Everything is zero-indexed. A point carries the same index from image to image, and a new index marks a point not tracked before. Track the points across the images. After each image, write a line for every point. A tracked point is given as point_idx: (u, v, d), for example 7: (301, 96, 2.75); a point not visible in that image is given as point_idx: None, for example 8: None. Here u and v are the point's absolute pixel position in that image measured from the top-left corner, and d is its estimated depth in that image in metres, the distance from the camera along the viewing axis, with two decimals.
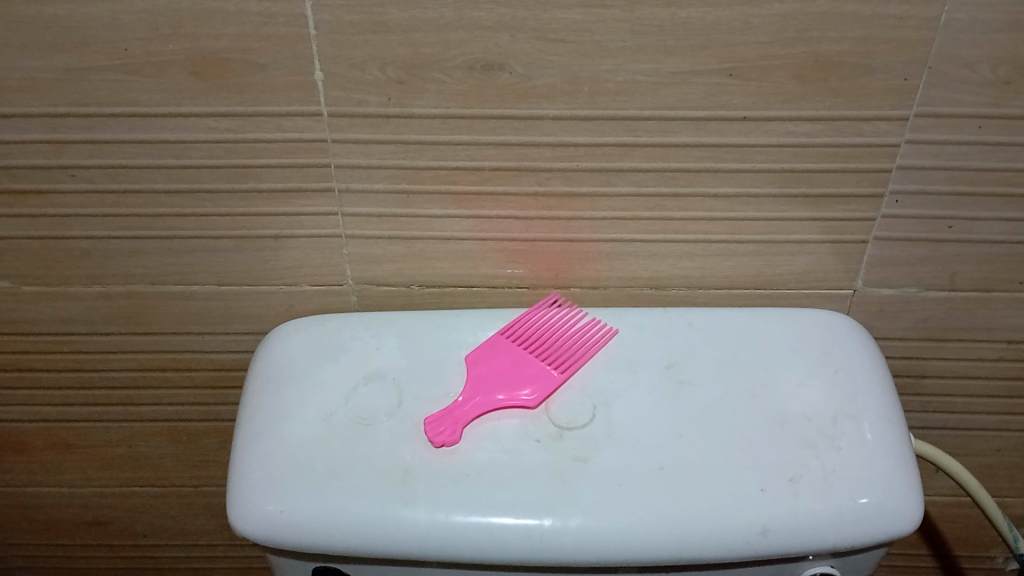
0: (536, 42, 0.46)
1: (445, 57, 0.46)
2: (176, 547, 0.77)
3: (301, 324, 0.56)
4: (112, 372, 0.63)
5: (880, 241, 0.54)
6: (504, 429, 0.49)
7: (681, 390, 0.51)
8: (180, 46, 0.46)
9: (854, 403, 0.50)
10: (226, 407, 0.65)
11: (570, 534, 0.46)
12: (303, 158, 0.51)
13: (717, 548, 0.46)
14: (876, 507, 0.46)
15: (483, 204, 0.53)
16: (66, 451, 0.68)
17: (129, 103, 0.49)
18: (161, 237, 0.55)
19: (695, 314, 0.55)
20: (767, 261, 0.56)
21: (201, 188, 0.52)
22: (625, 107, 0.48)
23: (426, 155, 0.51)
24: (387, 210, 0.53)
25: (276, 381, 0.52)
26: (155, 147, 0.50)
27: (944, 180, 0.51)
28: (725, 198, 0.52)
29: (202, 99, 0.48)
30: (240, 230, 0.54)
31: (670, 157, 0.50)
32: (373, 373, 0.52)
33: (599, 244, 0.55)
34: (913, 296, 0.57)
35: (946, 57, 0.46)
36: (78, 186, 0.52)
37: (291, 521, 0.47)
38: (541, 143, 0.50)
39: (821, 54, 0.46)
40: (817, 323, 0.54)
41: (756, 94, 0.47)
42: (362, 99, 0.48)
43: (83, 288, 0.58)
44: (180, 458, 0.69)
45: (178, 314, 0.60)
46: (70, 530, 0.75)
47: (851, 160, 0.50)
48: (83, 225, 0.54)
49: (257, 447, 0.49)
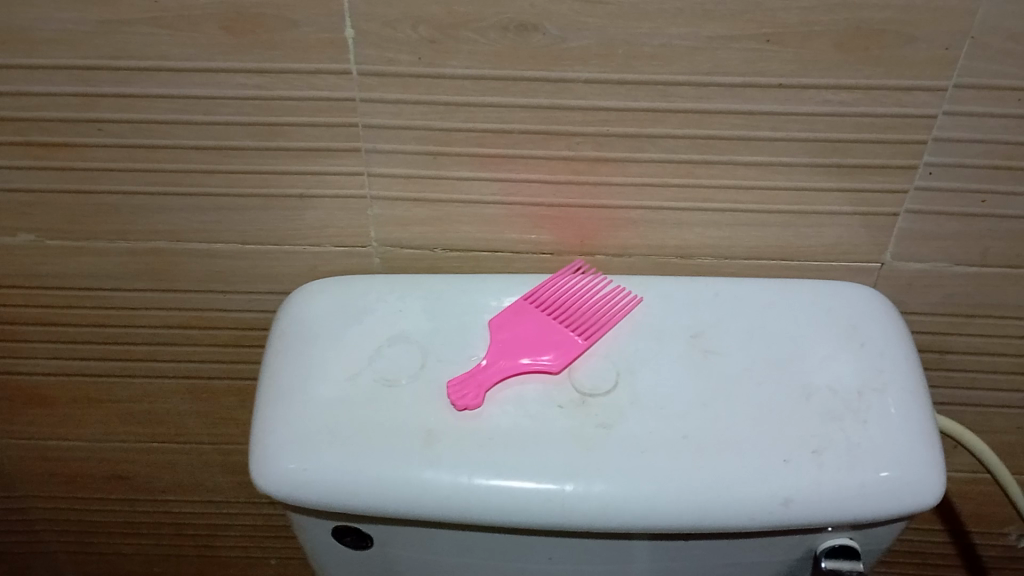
0: (572, 3, 0.45)
1: (479, 16, 0.46)
2: (196, 503, 0.78)
3: (325, 285, 0.55)
4: (135, 328, 0.63)
5: (912, 214, 0.54)
6: (528, 394, 0.49)
7: (707, 359, 0.51)
8: (211, 0, 0.46)
9: (880, 377, 0.50)
10: (248, 366, 0.66)
11: (591, 499, 0.46)
12: (333, 117, 0.50)
13: (739, 518, 0.46)
14: (899, 481, 0.46)
15: (512, 168, 0.53)
16: (88, 406, 0.69)
17: (159, 58, 0.48)
18: (187, 195, 0.55)
19: (721, 284, 0.54)
20: (795, 233, 0.55)
21: (229, 145, 0.52)
22: (660, 72, 0.48)
23: (456, 116, 0.50)
24: (414, 170, 0.53)
25: (301, 341, 0.52)
26: (184, 102, 0.50)
27: (980, 154, 0.50)
28: (757, 167, 0.52)
29: (233, 55, 0.48)
30: (266, 189, 0.54)
31: (704, 124, 0.50)
32: (397, 335, 0.52)
33: (626, 211, 0.55)
34: (942, 271, 0.57)
35: (990, 28, 0.45)
36: (106, 141, 0.52)
37: (315, 479, 0.47)
38: (573, 106, 0.49)
39: (862, 22, 0.45)
40: (845, 295, 0.54)
41: (794, 61, 0.47)
42: (394, 58, 0.48)
43: (109, 244, 0.58)
44: (201, 415, 0.69)
45: (202, 272, 0.60)
46: (91, 484, 0.76)
47: (887, 131, 0.50)
48: (111, 179, 0.54)
49: (282, 405, 0.50)
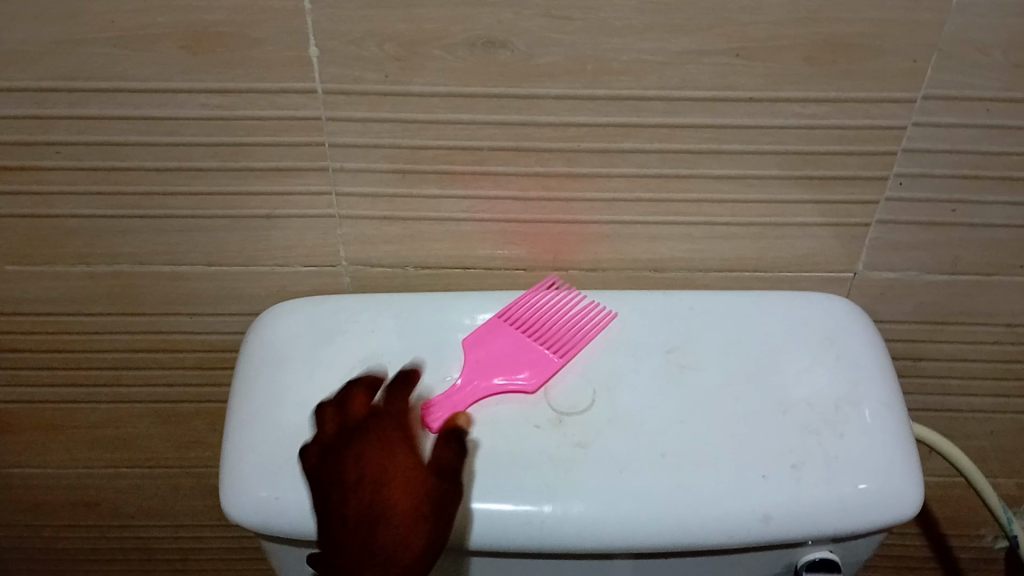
0: (541, 19, 0.44)
1: (447, 33, 0.45)
2: (166, 527, 0.76)
3: (294, 306, 0.54)
4: (99, 353, 0.62)
5: (883, 224, 0.54)
6: (503, 414, 0.49)
7: (683, 375, 0.50)
8: (171, 20, 0.45)
9: (856, 389, 0.50)
10: (217, 388, 0.64)
11: (569, 520, 0.45)
12: (298, 136, 0.49)
13: (719, 536, 0.45)
14: (877, 494, 0.46)
15: (482, 185, 0.52)
16: (53, 432, 0.67)
17: (118, 78, 0.47)
18: (150, 217, 0.54)
19: (696, 297, 0.54)
20: (768, 244, 0.55)
21: (192, 166, 0.51)
22: (630, 87, 0.47)
23: (425, 134, 0.49)
24: (383, 189, 0.52)
25: (271, 365, 0.51)
26: (145, 123, 0.49)
27: (949, 164, 0.50)
28: (729, 180, 0.51)
29: (194, 75, 0.47)
30: (232, 210, 0.53)
31: (674, 138, 0.49)
32: (369, 357, 0.51)
33: (598, 226, 0.54)
34: (914, 280, 0.57)
35: (957, 39, 0.45)
36: (64, 164, 0.51)
37: (287, 507, 0.46)
38: (543, 122, 0.49)
39: (831, 35, 0.45)
40: (820, 306, 0.54)
41: (764, 75, 0.46)
42: (361, 76, 0.47)
43: (70, 268, 0.57)
44: (170, 439, 0.68)
45: (167, 294, 0.58)
46: (57, 511, 0.74)
47: (858, 143, 0.49)
48: (71, 202, 0.53)
49: (252, 432, 0.49)
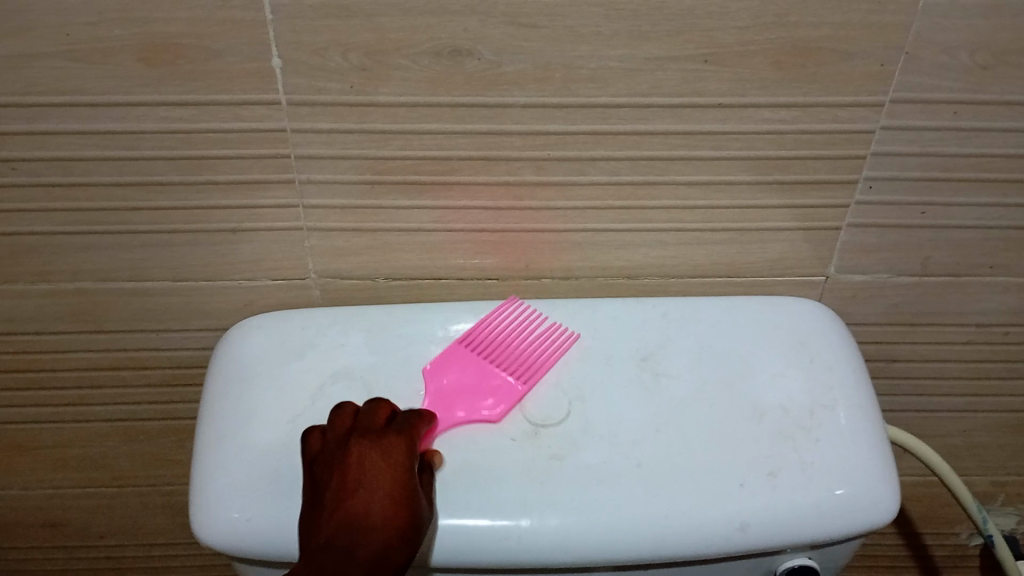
0: (507, 27, 0.44)
1: (412, 42, 0.44)
2: (137, 547, 0.74)
3: (262, 320, 0.53)
4: (62, 372, 0.61)
5: (854, 227, 0.54)
6: (477, 428, 0.48)
7: (657, 383, 0.50)
8: (128, 32, 0.44)
9: (830, 393, 0.50)
10: (185, 405, 0.63)
11: (546, 534, 0.45)
12: (263, 148, 0.49)
13: (697, 546, 0.45)
14: (854, 499, 0.46)
15: (452, 195, 0.51)
16: (16, 453, 0.66)
17: (74, 92, 0.46)
18: (112, 232, 0.52)
19: (669, 304, 0.54)
20: (740, 249, 0.55)
21: (155, 180, 0.50)
22: (598, 94, 0.47)
23: (392, 144, 0.49)
24: (351, 200, 0.51)
25: (240, 383, 0.50)
26: (104, 138, 0.48)
27: (918, 166, 0.50)
28: (700, 185, 0.51)
29: (153, 88, 0.46)
30: (196, 224, 0.52)
31: (644, 145, 0.49)
32: (340, 372, 0.50)
33: (570, 234, 0.54)
34: (885, 282, 0.57)
35: (923, 42, 0.45)
36: (21, 180, 0.50)
37: (259, 528, 0.45)
38: (512, 131, 0.48)
39: (798, 40, 0.45)
40: (793, 311, 0.54)
41: (732, 80, 0.46)
42: (325, 87, 0.46)
43: (30, 286, 0.55)
44: (138, 457, 0.66)
45: (131, 311, 0.57)
46: (23, 533, 0.72)
47: (827, 146, 0.49)
48: (29, 219, 0.52)
49: (222, 451, 0.48)
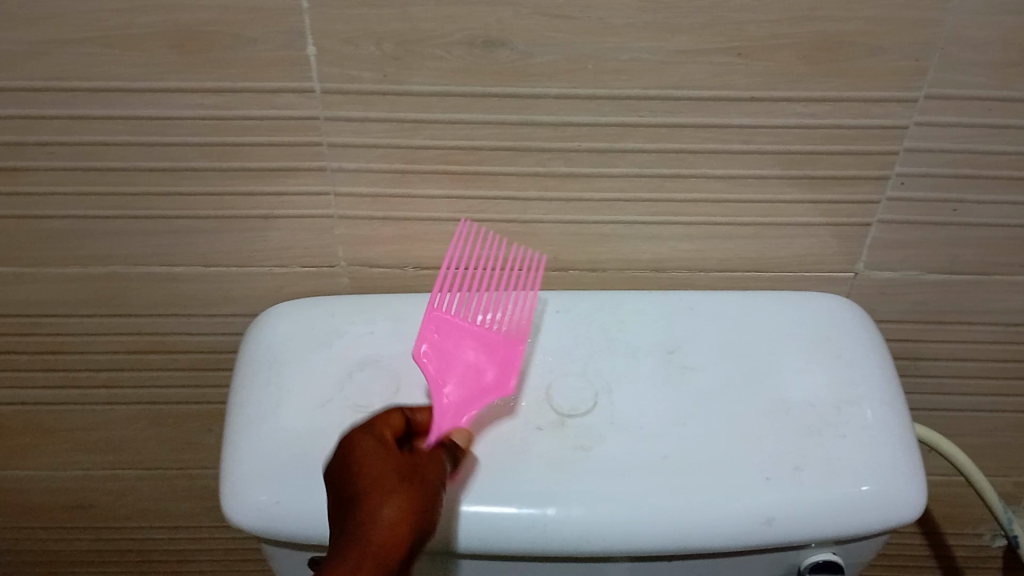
0: (537, 19, 0.44)
1: (443, 32, 0.44)
2: (162, 530, 0.75)
3: (291, 307, 0.54)
4: (92, 356, 0.61)
5: (883, 223, 0.53)
6: (503, 418, 0.48)
7: (683, 376, 0.50)
8: (162, 19, 0.44)
9: (857, 389, 0.50)
10: (212, 390, 0.64)
11: (571, 523, 0.45)
12: (294, 136, 0.49)
13: (721, 538, 0.45)
14: (879, 495, 0.46)
15: (480, 185, 0.52)
16: (45, 435, 0.67)
17: (109, 78, 0.46)
18: (143, 218, 0.53)
19: (695, 297, 0.54)
20: (767, 244, 0.55)
21: (186, 167, 0.50)
22: (628, 86, 0.47)
23: (421, 134, 0.49)
24: (379, 189, 0.52)
25: (268, 369, 0.51)
26: (137, 124, 0.48)
27: (949, 163, 0.50)
28: (729, 179, 0.51)
29: (186, 75, 0.46)
30: (227, 211, 0.53)
31: (672, 138, 0.49)
32: (367, 360, 0.51)
33: (597, 226, 0.54)
34: (913, 279, 0.56)
35: (957, 37, 0.44)
36: (56, 165, 0.50)
37: (287, 512, 0.46)
38: (541, 122, 0.48)
39: (830, 34, 0.45)
40: (819, 307, 0.53)
41: (763, 74, 0.46)
42: (356, 76, 0.46)
43: (61, 270, 0.56)
44: (164, 441, 0.67)
45: (160, 296, 0.58)
46: (51, 513, 0.73)
47: (857, 142, 0.49)
48: (62, 204, 0.52)
49: (250, 435, 0.48)
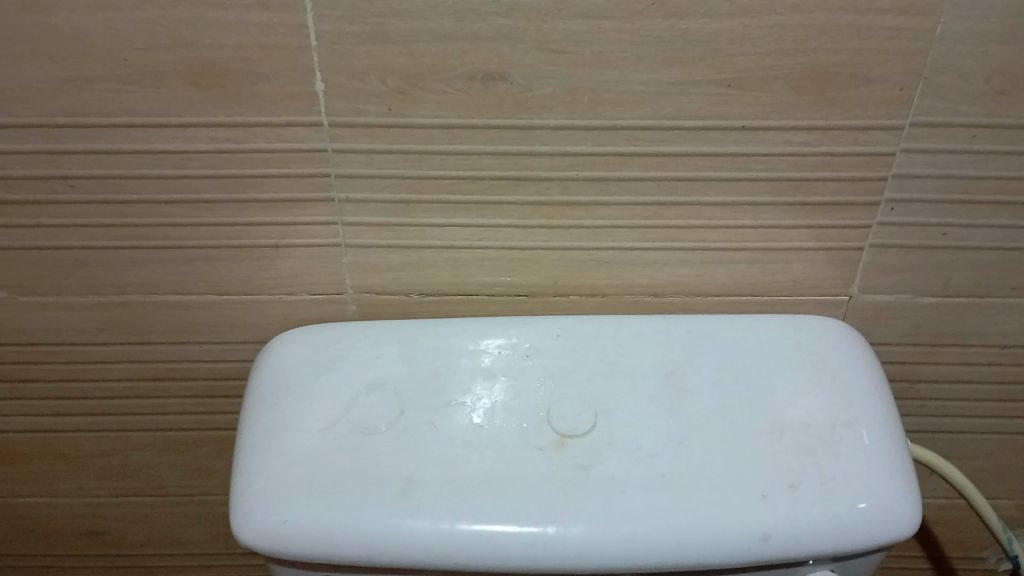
0: (536, 53, 0.46)
1: (446, 67, 0.46)
2: (173, 556, 0.77)
3: (300, 334, 0.55)
4: (108, 383, 0.63)
5: (876, 247, 0.55)
6: (505, 438, 0.50)
7: (681, 398, 0.51)
8: (179, 58, 0.46)
9: (851, 409, 0.51)
10: (223, 417, 0.65)
11: (571, 541, 0.46)
12: (304, 168, 0.51)
13: (719, 555, 0.46)
14: (873, 513, 0.47)
15: (484, 214, 0.53)
16: (61, 461, 0.68)
17: (128, 113, 0.49)
18: (158, 248, 0.55)
19: (693, 321, 0.55)
20: (763, 269, 0.56)
21: (201, 198, 0.52)
22: (624, 117, 0.49)
23: (426, 164, 0.51)
24: (386, 218, 0.53)
25: (277, 393, 0.52)
26: (154, 157, 0.50)
27: (938, 188, 0.52)
28: (724, 206, 0.53)
29: (201, 110, 0.48)
30: (239, 240, 0.54)
31: (668, 167, 0.51)
32: (373, 384, 0.52)
33: (597, 253, 0.55)
34: (907, 302, 0.58)
35: (941, 68, 0.46)
36: (76, 197, 0.52)
37: (295, 530, 0.47)
38: (542, 152, 0.50)
39: (818, 65, 0.46)
40: (815, 329, 0.55)
41: (754, 104, 0.48)
42: (363, 109, 0.48)
43: (79, 299, 0.58)
44: (177, 467, 0.69)
45: (175, 324, 0.60)
46: (65, 540, 0.74)
47: (847, 168, 0.51)
48: (82, 235, 0.54)
49: (259, 457, 0.49)
